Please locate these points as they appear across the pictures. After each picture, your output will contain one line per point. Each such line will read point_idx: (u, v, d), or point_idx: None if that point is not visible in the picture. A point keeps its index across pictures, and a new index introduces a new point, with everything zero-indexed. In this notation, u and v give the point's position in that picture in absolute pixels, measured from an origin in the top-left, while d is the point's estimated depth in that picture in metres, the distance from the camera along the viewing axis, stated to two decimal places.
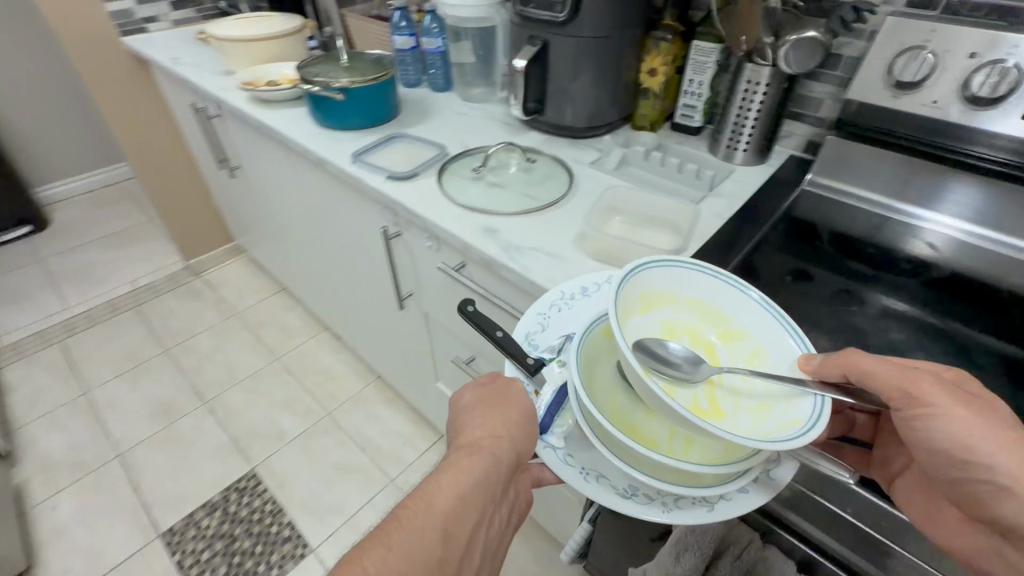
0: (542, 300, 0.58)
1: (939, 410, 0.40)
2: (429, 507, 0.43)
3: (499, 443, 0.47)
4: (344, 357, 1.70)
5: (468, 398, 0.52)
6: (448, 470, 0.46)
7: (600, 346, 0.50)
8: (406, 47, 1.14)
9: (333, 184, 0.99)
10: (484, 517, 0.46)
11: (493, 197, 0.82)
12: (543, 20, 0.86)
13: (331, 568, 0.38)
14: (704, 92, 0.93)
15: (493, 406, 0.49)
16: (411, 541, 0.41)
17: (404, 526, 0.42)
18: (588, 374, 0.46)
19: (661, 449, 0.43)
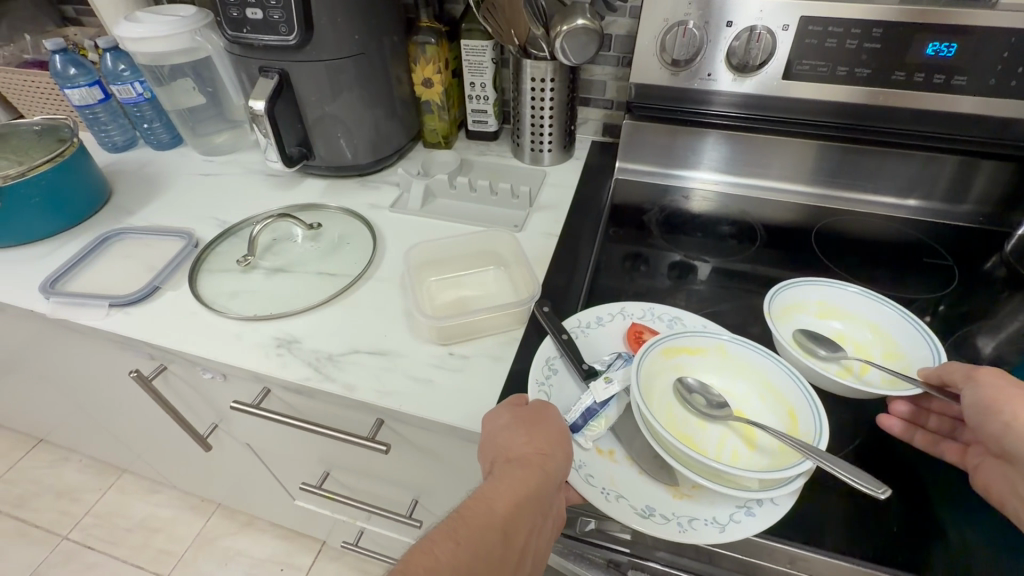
0: (570, 322, 0.54)
1: (1001, 387, 0.39)
2: (484, 519, 0.37)
3: (550, 456, 0.40)
4: (167, 495, 1.32)
5: (500, 415, 0.43)
6: (496, 483, 0.39)
7: (669, 367, 0.47)
8: (93, 101, 0.84)
9: (32, 325, 0.67)
10: (537, 526, 0.39)
11: (278, 292, 0.62)
12: (270, 45, 0.66)
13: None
14: (490, 94, 0.83)
15: (532, 422, 0.42)
16: (468, 554, 0.35)
17: (461, 537, 0.36)
18: (644, 391, 0.44)
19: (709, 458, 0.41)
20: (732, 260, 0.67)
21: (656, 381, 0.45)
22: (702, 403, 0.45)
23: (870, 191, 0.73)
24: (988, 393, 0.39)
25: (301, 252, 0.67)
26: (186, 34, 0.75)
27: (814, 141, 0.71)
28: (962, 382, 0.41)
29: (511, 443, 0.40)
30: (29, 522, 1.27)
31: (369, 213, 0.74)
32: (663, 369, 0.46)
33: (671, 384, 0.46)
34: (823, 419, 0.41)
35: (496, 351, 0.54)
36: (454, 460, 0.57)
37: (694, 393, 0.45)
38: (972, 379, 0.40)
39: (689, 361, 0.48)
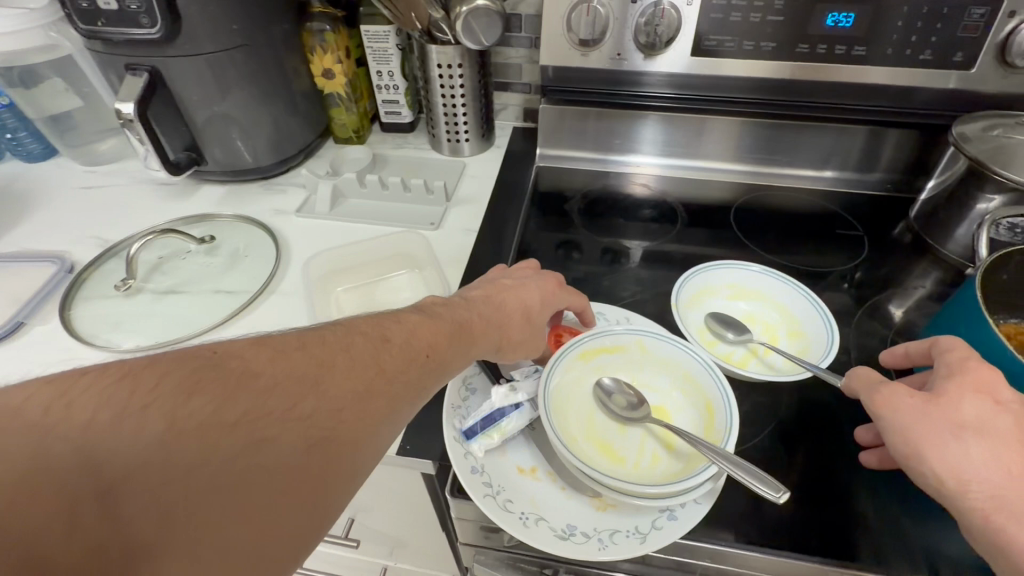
0: None
1: (908, 421, 0.34)
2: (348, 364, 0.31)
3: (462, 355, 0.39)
4: None
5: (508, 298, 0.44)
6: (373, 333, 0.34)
7: (586, 373, 0.45)
8: None
9: None
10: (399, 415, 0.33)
11: (165, 315, 0.56)
12: (133, 40, 0.58)
13: (208, 422, 0.25)
14: (400, 83, 0.78)
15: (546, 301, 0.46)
16: (308, 396, 0.29)
17: (318, 378, 0.30)
18: (556, 404, 0.41)
19: (626, 466, 0.39)
20: (655, 243, 0.65)
21: (573, 390, 0.43)
22: (622, 405, 0.43)
23: (785, 163, 0.74)
24: (897, 433, 0.34)
25: (195, 269, 0.61)
26: (37, 30, 0.66)
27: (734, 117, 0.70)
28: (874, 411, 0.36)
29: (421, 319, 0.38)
30: None
31: (273, 220, 0.68)
32: (579, 376, 0.44)
33: (588, 391, 0.44)
34: (734, 415, 0.39)
35: None
36: (377, 481, 0.54)
37: (612, 394, 0.43)
38: (881, 413, 0.36)
39: (608, 361, 0.46)
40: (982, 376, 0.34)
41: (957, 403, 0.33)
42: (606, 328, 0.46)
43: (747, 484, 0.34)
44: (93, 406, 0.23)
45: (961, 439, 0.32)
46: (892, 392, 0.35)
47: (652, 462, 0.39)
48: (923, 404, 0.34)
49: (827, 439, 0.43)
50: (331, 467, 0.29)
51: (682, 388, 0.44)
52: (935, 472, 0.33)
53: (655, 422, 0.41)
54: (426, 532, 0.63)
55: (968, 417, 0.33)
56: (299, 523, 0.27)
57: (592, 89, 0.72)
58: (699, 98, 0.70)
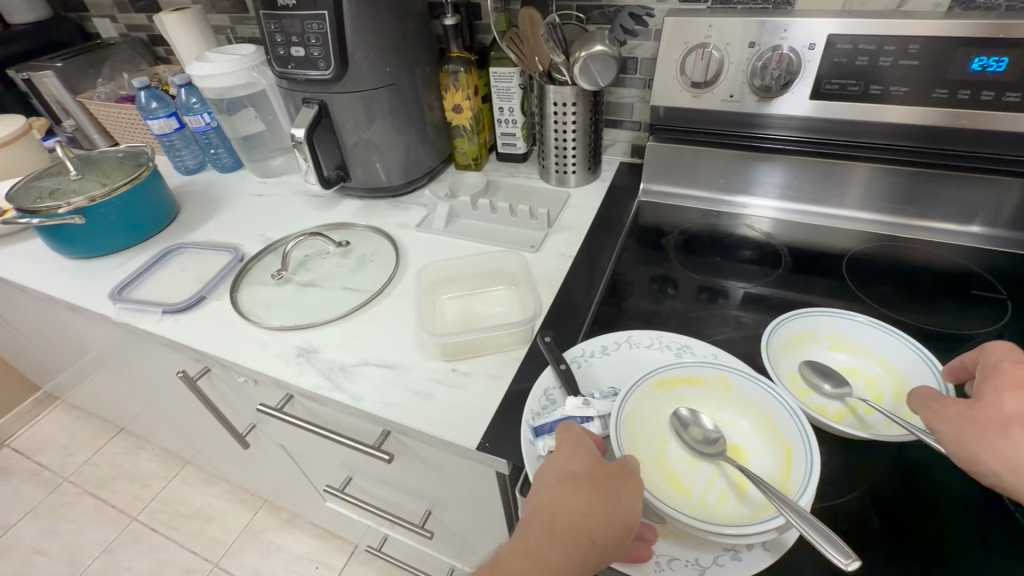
0: (573, 349, 0.53)
1: (958, 429, 0.37)
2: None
3: (534, 516, 0.37)
4: (221, 488, 1.42)
5: (573, 453, 0.39)
6: (525, 556, 0.35)
7: (664, 401, 0.45)
8: (170, 130, 0.94)
9: (105, 329, 0.77)
10: None
11: (303, 303, 0.67)
12: (312, 80, 0.72)
13: None
14: (518, 118, 0.86)
15: (606, 493, 0.37)
16: None
17: None
18: (629, 426, 0.43)
19: (691, 499, 0.40)
20: (753, 284, 0.64)
21: (649, 415, 0.44)
22: (697, 438, 0.43)
23: (923, 216, 0.68)
24: (955, 445, 0.37)
25: (331, 268, 0.72)
26: (245, 71, 0.84)
27: (863, 164, 0.66)
28: (929, 426, 0.39)
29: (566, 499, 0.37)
30: (107, 502, 1.42)
31: (396, 232, 0.78)
32: (657, 404, 0.45)
33: (665, 419, 0.45)
34: (813, 469, 0.38)
35: (496, 370, 0.55)
36: (456, 475, 0.58)
37: (688, 426, 0.44)
38: (935, 427, 0.38)
39: (688, 392, 0.46)
40: (1015, 374, 0.37)
41: (995, 403, 0.36)
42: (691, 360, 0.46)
43: (816, 544, 0.33)
44: None
45: (1010, 434, 0.35)
46: (938, 406, 0.39)
47: (718, 502, 0.39)
48: (968, 411, 0.37)
49: (928, 508, 0.39)
50: None
51: (763, 432, 0.43)
52: (995, 472, 0.35)
53: (728, 463, 0.41)
54: (494, 534, 0.67)
55: (1006, 418, 0.36)
56: None
57: (723, 131, 0.72)
58: (840, 143, 0.67)
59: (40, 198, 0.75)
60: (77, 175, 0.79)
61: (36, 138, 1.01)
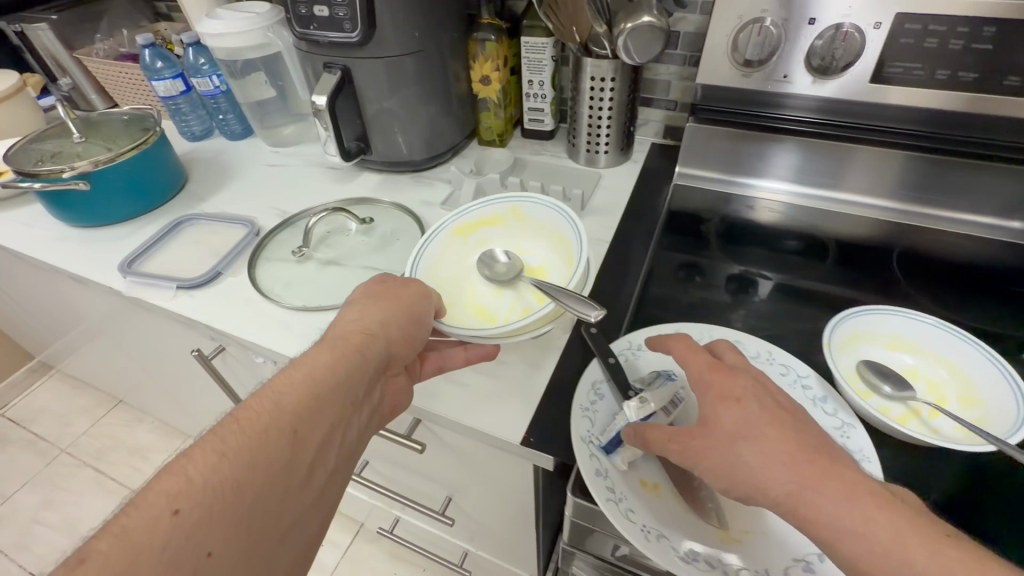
0: (620, 342, 0.50)
1: (702, 459, 0.36)
2: (267, 417, 0.39)
3: (326, 344, 0.45)
4: None
5: (350, 299, 0.50)
6: (297, 376, 0.42)
7: (463, 251, 0.62)
8: (176, 93, 0.88)
9: (110, 304, 0.73)
10: (347, 410, 0.43)
11: (325, 282, 0.64)
12: (333, 43, 0.67)
13: (236, 476, 0.36)
14: (547, 93, 0.82)
15: (369, 306, 0.48)
16: (291, 429, 0.39)
17: (288, 421, 0.39)
18: (439, 271, 0.59)
19: (499, 316, 0.55)
20: (798, 277, 0.60)
21: (457, 262, 0.61)
22: (501, 272, 0.59)
23: (937, 206, 0.66)
24: (722, 475, 0.36)
25: (354, 246, 0.69)
26: (259, 31, 0.79)
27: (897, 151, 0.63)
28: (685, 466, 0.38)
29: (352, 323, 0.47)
30: (106, 473, 1.40)
31: (420, 210, 0.74)
32: (463, 251, 0.62)
33: (473, 265, 0.61)
34: (580, 262, 0.53)
35: (535, 360, 0.52)
36: (488, 465, 0.57)
37: (493, 264, 0.60)
38: (694, 468, 0.37)
39: (488, 235, 0.63)
40: (717, 385, 0.39)
41: (718, 421, 0.37)
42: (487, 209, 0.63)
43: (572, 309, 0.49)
44: (166, 476, 0.35)
45: (736, 451, 0.35)
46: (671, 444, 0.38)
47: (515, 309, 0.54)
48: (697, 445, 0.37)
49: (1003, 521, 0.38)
50: (308, 444, 0.40)
51: (554, 252, 0.59)
52: (757, 489, 0.34)
53: (525, 284, 0.56)
54: (518, 524, 0.65)
55: (731, 438, 0.36)
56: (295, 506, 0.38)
57: (763, 112, 0.68)
58: (847, 125, 0.65)
59: (43, 160, 0.71)
60: (80, 139, 0.74)
61: (31, 96, 0.95)
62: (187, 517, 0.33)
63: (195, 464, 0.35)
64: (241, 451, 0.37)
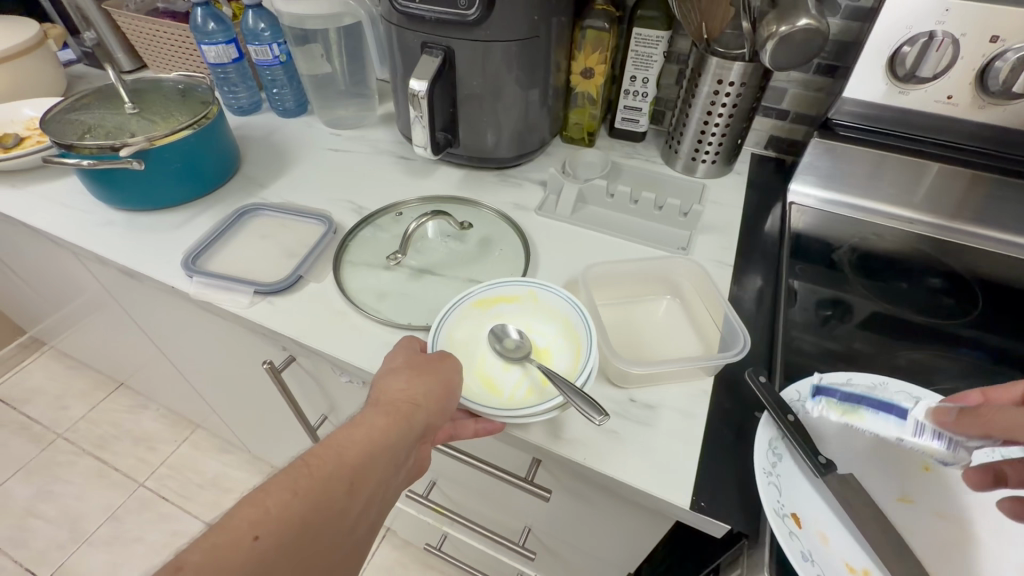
0: (793, 396, 0.44)
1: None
2: (334, 467, 0.34)
3: (377, 396, 0.39)
4: (236, 457, 1.33)
5: (393, 359, 0.43)
6: (357, 429, 0.37)
7: (479, 315, 0.51)
8: (227, 60, 0.78)
9: (160, 300, 0.64)
10: (395, 477, 0.37)
11: (423, 296, 0.56)
12: (440, 19, 0.59)
13: (293, 534, 0.31)
14: (650, 91, 0.74)
15: (421, 372, 0.41)
16: (345, 490, 0.34)
17: (349, 478, 0.34)
18: (448, 336, 0.48)
19: (504, 394, 0.45)
20: (949, 320, 0.55)
21: (467, 328, 0.50)
22: (511, 349, 0.48)
23: (977, 224, 0.63)
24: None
25: (448, 253, 0.61)
26: None
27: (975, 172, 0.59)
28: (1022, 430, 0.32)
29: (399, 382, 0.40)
30: (109, 463, 1.30)
31: (514, 214, 0.67)
32: (478, 321, 0.50)
33: (483, 333, 0.50)
34: (592, 357, 0.45)
35: (685, 405, 0.46)
36: (612, 514, 0.51)
37: (503, 338, 0.49)
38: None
39: (504, 309, 0.51)
40: None
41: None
42: (502, 281, 0.52)
43: (579, 407, 0.41)
44: (227, 522, 0.29)
45: None
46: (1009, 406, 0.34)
47: (524, 395, 0.45)
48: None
49: None
50: (359, 504, 0.35)
51: (562, 335, 0.49)
52: None
53: (534, 365, 0.46)
54: (618, 567, 0.60)
55: None
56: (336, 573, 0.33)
57: (871, 126, 0.62)
58: (913, 137, 0.61)
59: (88, 133, 0.61)
60: (132, 110, 0.65)
61: (52, 51, 0.84)
62: (265, 547, 0.30)
63: (267, 501, 0.31)
64: (297, 505, 0.31)
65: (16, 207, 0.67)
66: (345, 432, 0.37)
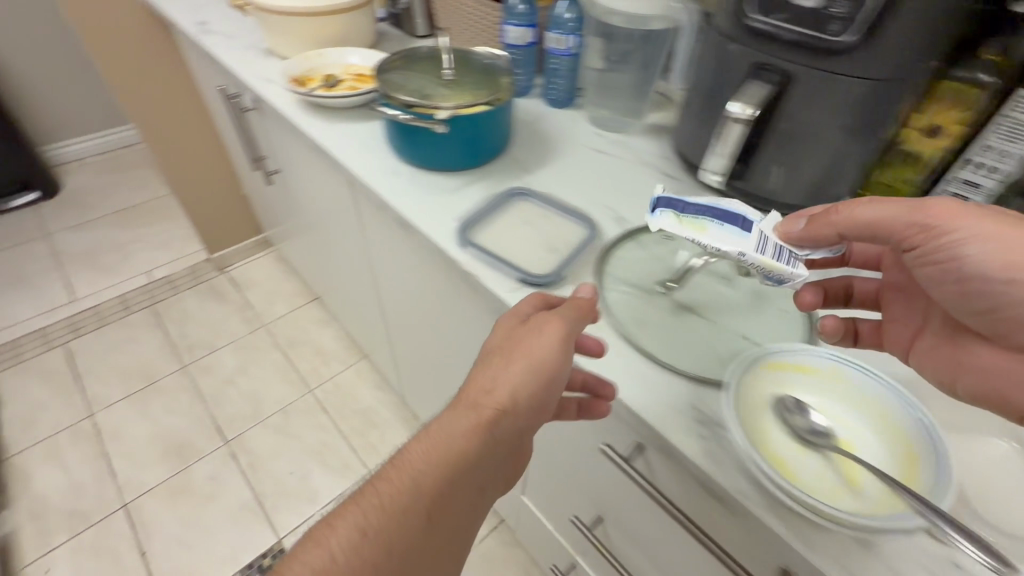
0: None
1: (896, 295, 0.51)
2: (453, 470, 0.40)
3: (488, 379, 0.44)
4: (388, 395, 1.44)
5: (494, 339, 0.46)
6: (430, 438, 0.42)
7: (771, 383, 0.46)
8: (522, 43, 0.80)
9: (418, 254, 0.68)
10: (494, 472, 0.43)
11: (688, 346, 0.50)
12: (796, 42, 0.52)
13: (412, 516, 0.38)
14: (1010, 168, 0.57)
15: (510, 355, 0.44)
16: (462, 486, 0.41)
17: (465, 468, 0.41)
18: (743, 402, 0.44)
19: (809, 483, 0.40)
20: None
21: (757, 395, 0.45)
22: (809, 430, 0.43)
23: None
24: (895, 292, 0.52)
25: (720, 298, 0.55)
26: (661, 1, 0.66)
27: None
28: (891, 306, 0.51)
29: (510, 365, 0.43)
30: (292, 362, 1.50)
31: None
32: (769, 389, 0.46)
33: (773, 402, 0.45)
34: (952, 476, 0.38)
35: (932, 567, 0.38)
36: None
37: (794, 413, 0.44)
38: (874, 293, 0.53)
39: (796, 381, 0.46)
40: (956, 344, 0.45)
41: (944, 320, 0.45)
42: (805, 351, 0.47)
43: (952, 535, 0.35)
44: (354, 509, 0.38)
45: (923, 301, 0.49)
46: (859, 201, 0.42)
47: (832, 490, 0.40)
48: (931, 220, 0.40)
49: None
50: (468, 493, 0.41)
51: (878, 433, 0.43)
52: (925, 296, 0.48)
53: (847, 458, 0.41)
54: None
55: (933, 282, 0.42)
56: (459, 543, 0.41)
57: None
58: None
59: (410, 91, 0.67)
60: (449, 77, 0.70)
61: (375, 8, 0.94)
62: (390, 525, 0.38)
63: (383, 495, 0.39)
64: (423, 501, 0.39)
65: (329, 143, 0.76)
66: (448, 425, 0.42)
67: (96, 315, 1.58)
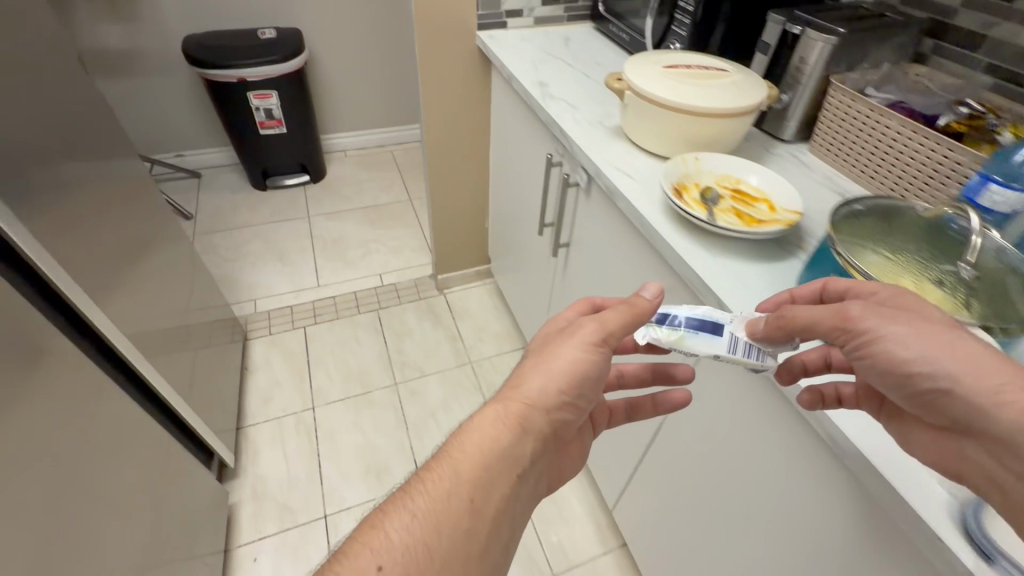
0: None
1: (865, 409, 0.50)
2: (448, 476, 0.47)
3: (528, 385, 0.53)
4: (583, 489, 1.31)
5: (564, 353, 0.54)
6: (480, 431, 0.50)
7: None
8: (1004, 210, 0.61)
9: (840, 488, 0.55)
10: (517, 475, 0.49)
11: None
12: None
13: (469, 502, 0.46)
14: None
15: (537, 362, 0.55)
16: (474, 484, 0.47)
17: (481, 465, 0.48)
18: None
19: None
20: None
21: None
22: None
23: None
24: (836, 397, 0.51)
25: None
26: None
27: None
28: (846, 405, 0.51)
29: (559, 372, 0.53)
30: None
31: None
32: None
33: None
34: None
35: None
36: None
37: None
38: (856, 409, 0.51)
39: None
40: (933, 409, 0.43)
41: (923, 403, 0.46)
42: None
43: None
44: (448, 484, 0.47)
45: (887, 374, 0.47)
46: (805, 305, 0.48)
47: None
48: (850, 319, 0.45)
49: None
50: (495, 487, 0.48)
51: None
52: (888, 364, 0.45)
53: None
54: None
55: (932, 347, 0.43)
56: (515, 532, 0.48)
57: None
58: None
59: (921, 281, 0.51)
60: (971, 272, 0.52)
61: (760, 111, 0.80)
62: (472, 509, 0.46)
63: (423, 487, 0.46)
64: (447, 496, 0.46)
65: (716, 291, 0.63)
66: (478, 424, 0.51)
67: (333, 307, 1.70)
